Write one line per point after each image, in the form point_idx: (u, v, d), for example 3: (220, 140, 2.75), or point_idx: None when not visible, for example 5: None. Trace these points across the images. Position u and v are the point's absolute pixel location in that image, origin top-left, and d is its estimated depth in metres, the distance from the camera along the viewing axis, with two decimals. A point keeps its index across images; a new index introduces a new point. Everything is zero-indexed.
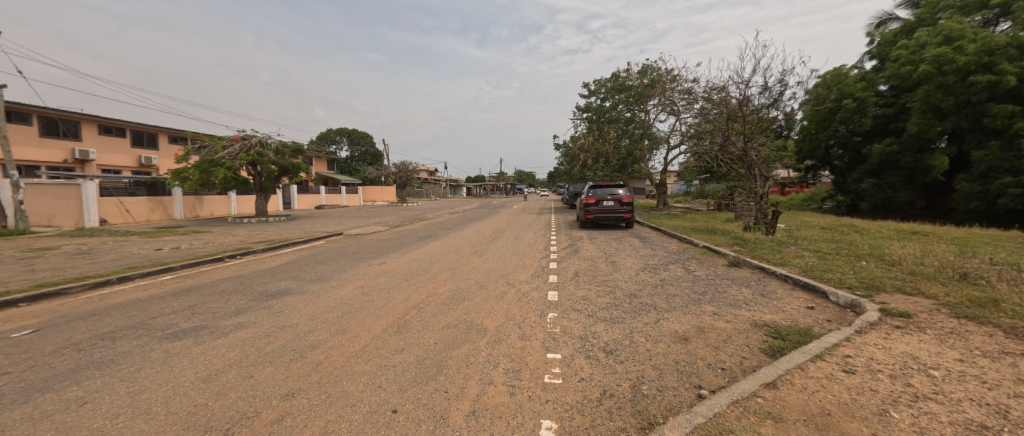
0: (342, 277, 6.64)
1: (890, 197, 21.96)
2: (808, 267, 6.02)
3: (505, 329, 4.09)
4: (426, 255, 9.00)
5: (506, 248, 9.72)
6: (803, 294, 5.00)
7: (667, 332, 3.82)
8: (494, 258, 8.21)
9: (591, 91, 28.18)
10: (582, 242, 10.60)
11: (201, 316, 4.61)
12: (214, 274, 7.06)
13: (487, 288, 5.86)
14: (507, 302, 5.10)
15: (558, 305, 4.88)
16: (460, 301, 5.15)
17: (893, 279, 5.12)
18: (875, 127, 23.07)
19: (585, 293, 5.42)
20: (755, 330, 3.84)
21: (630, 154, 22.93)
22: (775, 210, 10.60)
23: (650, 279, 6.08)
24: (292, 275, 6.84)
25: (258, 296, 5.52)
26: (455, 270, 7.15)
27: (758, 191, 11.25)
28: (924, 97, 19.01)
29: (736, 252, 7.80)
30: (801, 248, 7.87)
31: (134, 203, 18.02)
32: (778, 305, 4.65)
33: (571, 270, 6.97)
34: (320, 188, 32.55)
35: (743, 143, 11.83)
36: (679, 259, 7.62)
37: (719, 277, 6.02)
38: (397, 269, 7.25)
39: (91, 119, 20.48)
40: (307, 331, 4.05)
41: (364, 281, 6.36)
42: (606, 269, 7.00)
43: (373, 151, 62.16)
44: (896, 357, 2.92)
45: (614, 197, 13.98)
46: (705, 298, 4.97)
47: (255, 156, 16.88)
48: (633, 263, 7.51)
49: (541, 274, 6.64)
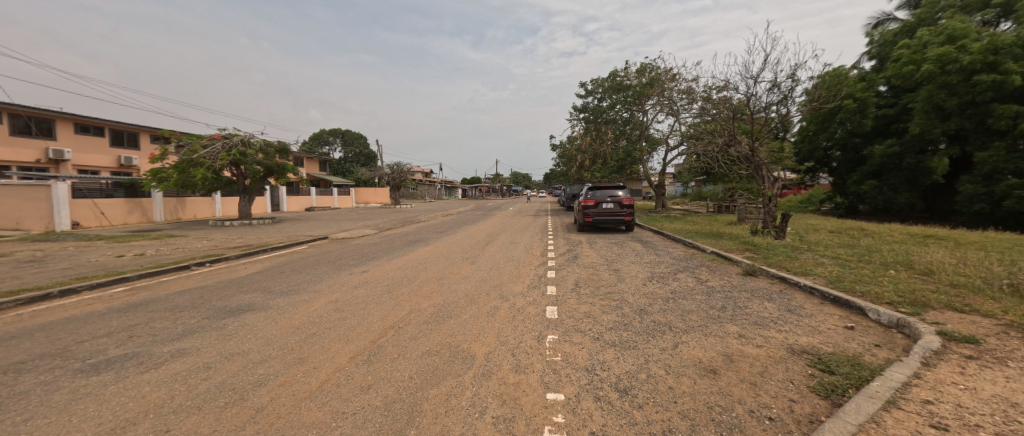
0: (316, 289, 5.91)
1: (892, 198, 21.56)
2: (835, 277, 5.40)
3: (496, 357, 3.41)
4: (413, 261, 8.30)
5: (500, 254, 9.07)
6: (836, 310, 4.40)
7: (689, 363, 3.18)
8: (487, 266, 7.54)
9: (588, 91, 27.58)
10: (581, 247, 9.98)
11: (138, 340, 3.90)
12: (174, 285, 6.31)
13: (477, 302, 5.17)
14: (500, 319, 4.45)
15: (558, 324, 4.21)
16: (447, 320, 4.47)
17: (935, 293, 4.52)
18: (876, 128, 22.71)
19: (588, 308, 4.77)
20: (795, 360, 3.20)
21: (628, 156, 22.88)
22: (784, 213, 10.00)
23: (659, 290, 5.46)
24: (261, 287, 6.12)
25: (213, 313, 4.80)
26: (444, 280, 6.48)
27: (766, 193, 10.64)
28: (927, 97, 18.71)
29: (749, 258, 7.20)
30: (819, 255, 7.28)
31: (111, 205, 17.17)
32: (811, 324, 4.04)
33: (571, 280, 6.32)
34: (310, 189, 31.71)
35: (750, 142, 11.23)
36: (688, 267, 7.00)
37: (737, 290, 5.39)
38: (379, 279, 6.55)
39: (66, 117, 19.58)
40: (258, 361, 3.36)
41: (340, 294, 5.64)
42: (609, 279, 6.36)
43: (366, 153, 61.14)
44: (991, 404, 2.30)
45: (614, 199, 13.39)
46: (725, 315, 4.34)
47: (239, 157, 16.09)
48: (638, 271, 6.88)
49: (538, 285, 5.99)
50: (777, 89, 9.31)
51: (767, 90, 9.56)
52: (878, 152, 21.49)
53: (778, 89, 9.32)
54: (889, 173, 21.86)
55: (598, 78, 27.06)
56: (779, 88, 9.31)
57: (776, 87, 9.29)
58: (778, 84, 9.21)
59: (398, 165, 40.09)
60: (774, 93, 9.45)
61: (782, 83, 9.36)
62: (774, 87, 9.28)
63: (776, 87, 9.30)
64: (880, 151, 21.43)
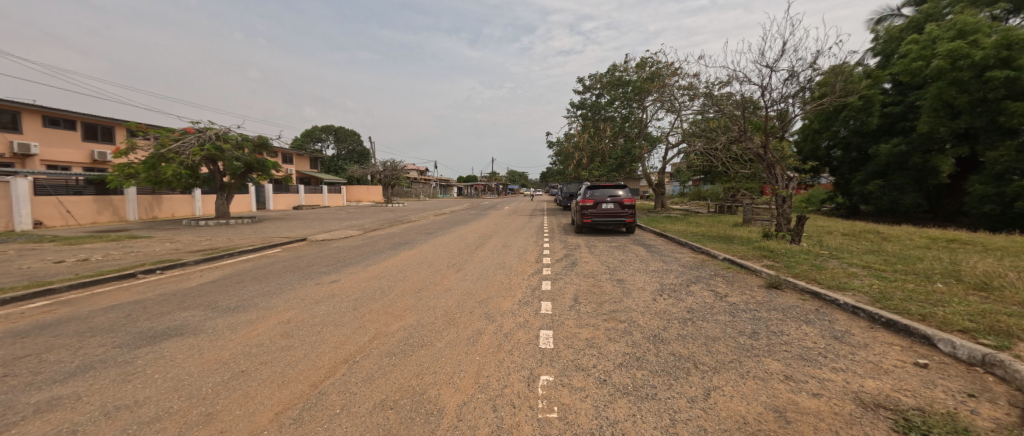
0: (270, 305, 5.00)
1: (898, 199, 20.88)
2: (879, 294, 4.58)
3: (472, 412, 2.55)
4: (392, 269, 7.40)
5: (491, 260, 8.24)
6: (893, 339, 3.59)
7: (732, 425, 2.33)
8: (474, 275, 6.66)
9: (586, 87, 26.68)
10: (580, 252, 9.13)
11: (5, 385, 2.98)
12: (104, 300, 5.37)
13: (457, 324, 4.30)
14: (483, 350, 3.58)
15: (554, 358, 3.35)
16: (416, 350, 3.59)
17: (1010, 316, 3.71)
18: (881, 126, 22.04)
19: (590, 333, 3.92)
20: (871, 420, 2.36)
21: (627, 153, 21.80)
22: (800, 215, 9.18)
23: (673, 309, 4.60)
24: (205, 302, 5.19)
25: (130, 340, 3.89)
26: (422, 293, 5.59)
27: (780, 194, 9.74)
28: (936, 94, 18.04)
29: (769, 267, 6.39)
30: (847, 264, 6.52)
31: (78, 203, 16.12)
32: (871, 360, 3.23)
33: (569, 293, 5.46)
34: (298, 187, 30.68)
35: (762, 139, 10.33)
36: (701, 278, 6.16)
37: (766, 308, 4.55)
38: (348, 292, 5.65)
39: (34, 109, 18.39)
40: (147, 422, 2.46)
41: (295, 312, 4.71)
42: (613, 292, 5.50)
43: (359, 150, 59.88)
44: None
45: (614, 199, 12.56)
46: (761, 346, 3.48)
47: (216, 151, 15.08)
48: (645, 282, 6.03)
49: (530, 300, 5.12)
50: (795, 79, 8.43)
51: (784, 80, 8.70)
52: (884, 151, 20.76)
53: (796, 78, 8.45)
54: (895, 172, 21.19)
55: (596, 73, 26.16)
56: (797, 78, 8.43)
57: (794, 78, 8.42)
58: (796, 73, 8.34)
59: (392, 163, 39.15)
60: (791, 83, 8.58)
61: (800, 73, 8.49)
62: (791, 77, 8.42)
63: (793, 77, 8.42)
64: (886, 150, 20.71)
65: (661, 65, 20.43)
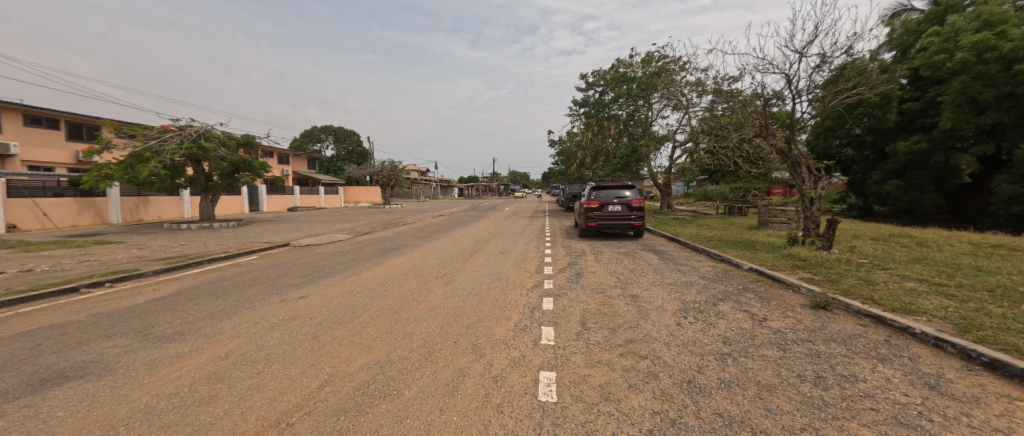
0: (213, 332, 4.11)
1: (917, 200, 19.82)
2: (966, 322, 3.67)
3: None
4: (372, 281, 6.51)
5: (485, 270, 7.38)
6: (1018, 391, 2.66)
7: None
8: (465, 290, 5.82)
9: (589, 84, 25.76)
10: (585, 260, 8.23)
11: None
12: (24, 322, 4.53)
13: (436, 362, 3.40)
14: (462, 406, 2.67)
15: (557, 421, 2.46)
16: (376, 405, 2.69)
17: None
18: (899, 124, 21.01)
19: (605, 377, 3.03)
20: None
21: (634, 152, 20.69)
22: (831, 219, 8.20)
23: (705, 339, 3.70)
24: (139, 328, 4.32)
25: (10, 386, 3.00)
26: (400, 314, 4.71)
27: (808, 194, 8.69)
28: (959, 88, 17.04)
29: (809, 281, 5.46)
30: (897, 276, 5.60)
31: (56, 206, 15.36)
32: (1002, 428, 2.30)
33: (575, 315, 4.56)
34: (294, 188, 29.92)
35: (786, 133, 9.36)
36: (729, 295, 5.25)
37: (822, 340, 3.65)
38: (312, 314, 4.77)
39: (14, 108, 17.66)
40: None
41: (239, 343, 3.83)
42: (627, 313, 4.61)
43: (360, 150, 59.25)
44: None
45: (621, 201, 11.68)
46: (836, 402, 2.58)
47: (199, 151, 14.31)
48: (663, 300, 5.11)
49: (529, 325, 4.24)
50: (826, 66, 7.50)
51: (814, 67, 7.74)
52: (903, 149, 19.68)
53: (827, 66, 7.53)
54: (915, 172, 20.14)
55: (600, 69, 25.23)
56: (828, 65, 7.49)
57: (824, 64, 7.47)
58: (827, 59, 7.40)
59: (391, 163, 38.37)
60: (820, 72, 7.65)
61: (831, 60, 7.57)
62: (822, 64, 7.49)
63: (824, 63, 7.48)
64: (905, 148, 19.64)
65: (669, 59, 19.42)
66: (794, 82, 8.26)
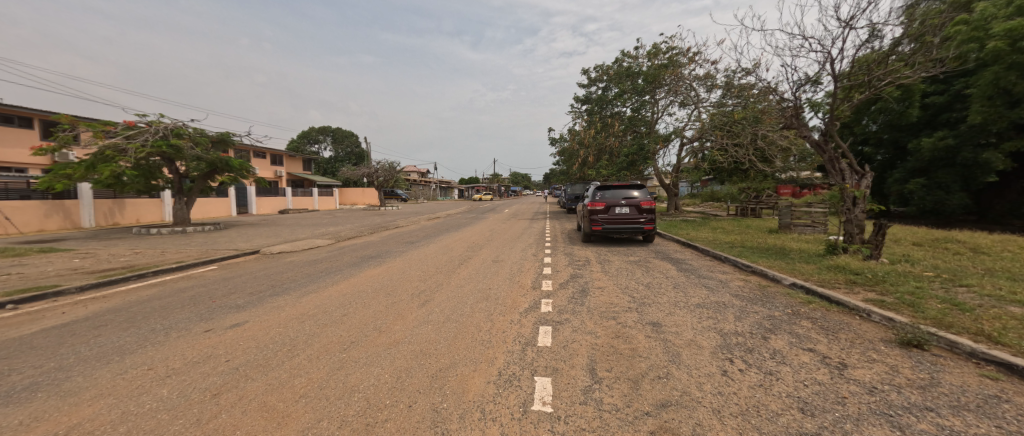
0: (75, 389, 2.92)
1: (943, 200, 18.43)
2: None
3: None
4: (331, 302, 5.31)
5: (472, 284, 6.22)
6: None
7: None
8: (444, 314, 4.71)
9: (591, 80, 24.65)
10: (590, 271, 7.06)
11: None
12: None
13: None
14: None
15: None
16: None
17: None
18: (922, 119, 19.63)
19: None
20: None
21: (640, 149, 19.37)
22: (879, 222, 6.90)
23: (773, 405, 2.53)
24: None
25: None
26: (348, 354, 3.56)
27: (849, 192, 7.38)
28: (991, 79, 15.62)
29: (883, 306, 4.21)
30: (990, 298, 4.35)
31: (22, 209, 14.40)
32: None
33: (581, 357, 3.37)
34: (286, 189, 28.88)
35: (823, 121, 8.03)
36: (778, 324, 4.07)
37: (952, 409, 2.43)
38: (234, 352, 3.61)
39: None
40: None
41: (94, 410, 2.63)
42: (651, 353, 3.43)
43: (359, 151, 58.26)
44: None
45: (630, 202, 10.51)
46: None
47: (170, 149, 13.21)
48: (695, 332, 3.92)
49: (518, 374, 3.07)
50: (876, 40, 6.35)
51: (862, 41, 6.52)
52: (926, 145, 18.30)
53: (876, 40, 6.36)
54: (940, 169, 18.76)
55: (604, 64, 24.14)
56: (877, 40, 6.36)
57: (873, 37, 6.32)
58: (876, 31, 6.26)
59: (387, 164, 37.23)
60: (868, 48, 6.49)
61: (880, 33, 6.43)
62: (870, 38, 6.35)
63: (872, 37, 6.33)
64: (928, 143, 18.25)
65: (678, 51, 18.29)
66: (832, 62, 7.11)
